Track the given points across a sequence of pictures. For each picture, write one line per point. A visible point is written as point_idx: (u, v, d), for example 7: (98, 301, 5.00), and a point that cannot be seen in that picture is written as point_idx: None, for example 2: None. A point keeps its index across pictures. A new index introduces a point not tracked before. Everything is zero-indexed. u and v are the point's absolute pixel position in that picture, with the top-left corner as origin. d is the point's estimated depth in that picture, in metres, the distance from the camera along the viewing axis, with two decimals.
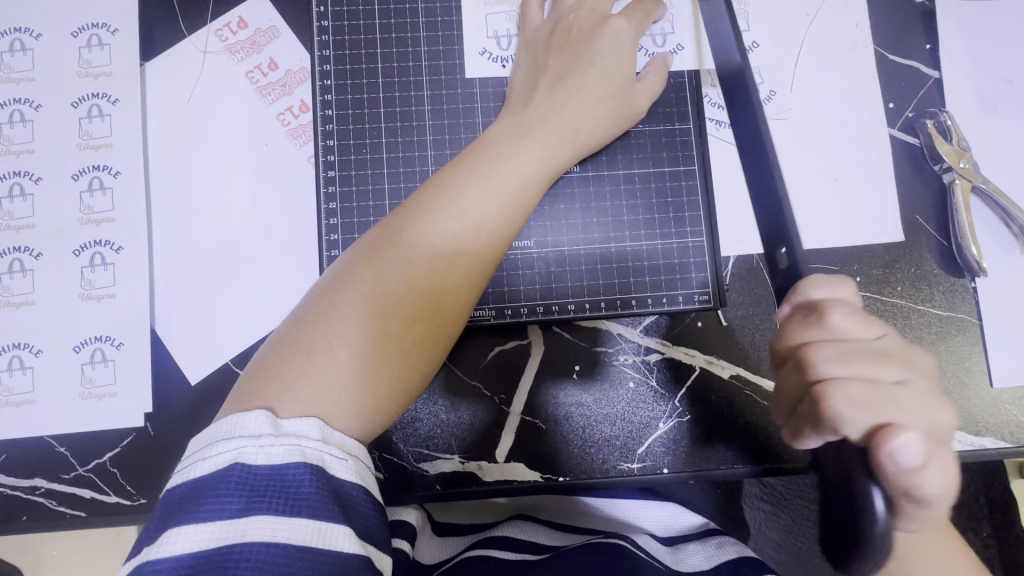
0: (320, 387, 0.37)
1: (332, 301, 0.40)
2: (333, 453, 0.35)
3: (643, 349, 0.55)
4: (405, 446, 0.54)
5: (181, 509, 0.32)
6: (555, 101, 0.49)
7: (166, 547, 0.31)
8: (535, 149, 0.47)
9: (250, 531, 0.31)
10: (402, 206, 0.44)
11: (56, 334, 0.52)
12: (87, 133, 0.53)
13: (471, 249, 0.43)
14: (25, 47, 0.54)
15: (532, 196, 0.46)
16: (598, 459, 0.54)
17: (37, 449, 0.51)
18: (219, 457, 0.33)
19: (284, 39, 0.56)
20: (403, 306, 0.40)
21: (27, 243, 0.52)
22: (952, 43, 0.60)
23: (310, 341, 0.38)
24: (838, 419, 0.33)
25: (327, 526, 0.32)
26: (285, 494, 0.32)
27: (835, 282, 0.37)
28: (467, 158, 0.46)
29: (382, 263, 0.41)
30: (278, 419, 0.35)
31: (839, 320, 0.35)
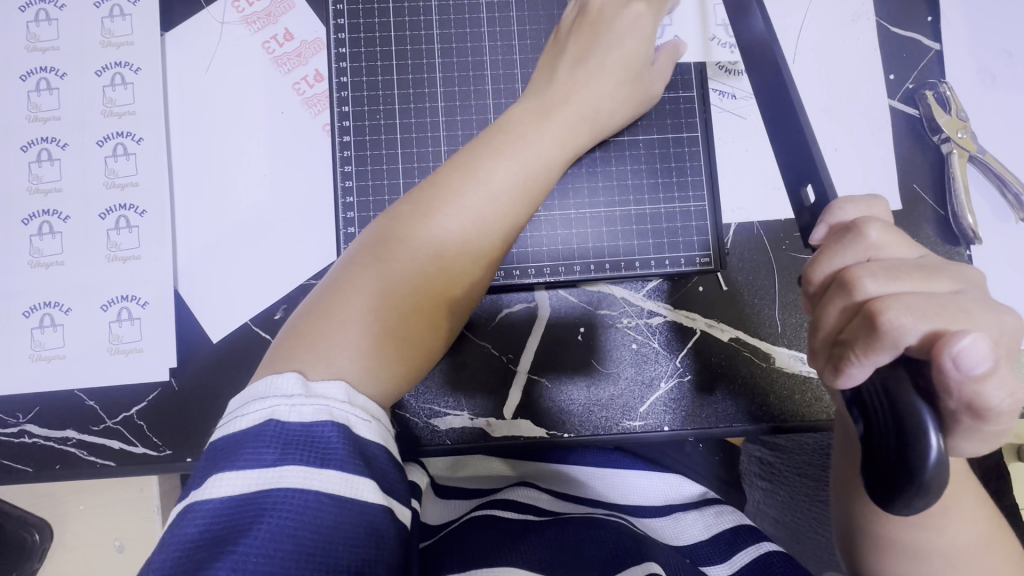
0: (351, 350, 0.39)
1: (361, 272, 0.42)
2: (358, 415, 0.36)
3: (645, 312, 0.57)
4: (417, 403, 0.56)
5: (222, 459, 0.34)
6: (575, 81, 0.50)
7: (209, 491, 0.33)
8: (556, 132, 0.48)
9: (285, 479, 0.33)
10: (426, 185, 0.46)
11: (84, 293, 0.54)
12: (111, 101, 0.55)
13: (493, 227, 0.45)
14: (50, 17, 0.56)
15: (549, 177, 0.49)
16: (603, 417, 0.56)
17: (68, 402, 0.53)
18: (255, 413, 0.35)
19: (299, 10, 0.57)
20: (424, 283, 0.43)
21: (55, 207, 0.54)
22: (953, 16, 0.61)
23: (339, 308, 0.41)
24: (898, 332, 0.29)
25: (353, 478, 0.34)
26: (315, 448, 0.34)
27: (870, 203, 0.35)
28: (489, 138, 0.48)
29: (409, 239, 0.44)
30: (307, 380, 0.37)
31: (878, 235, 0.33)
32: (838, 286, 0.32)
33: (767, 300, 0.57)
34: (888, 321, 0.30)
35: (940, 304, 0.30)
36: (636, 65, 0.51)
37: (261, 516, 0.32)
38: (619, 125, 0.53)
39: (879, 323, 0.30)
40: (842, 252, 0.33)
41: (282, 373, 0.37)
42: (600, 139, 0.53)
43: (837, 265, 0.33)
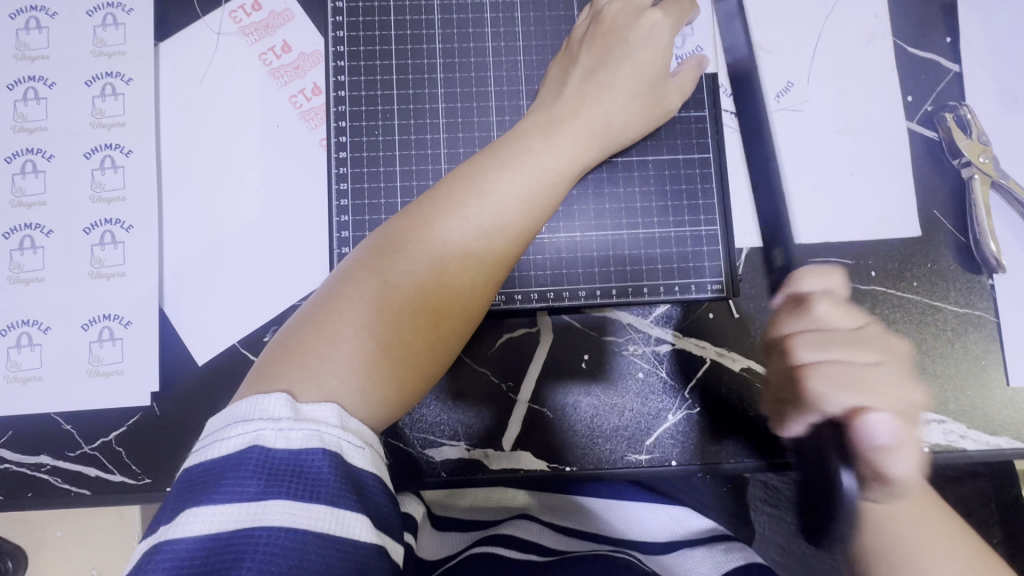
0: (343, 376, 0.37)
1: (355, 288, 0.40)
2: (351, 441, 0.34)
3: (653, 340, 0.54)
4: (411, 432, 0.53)
5: (200, 491, 0.31)
6: (589, 93, 0.48)
7: (182, 528, 0.30)
8: (567, 144, 0.46)
9: (267, 514, 0.30)
10: (428, 197, 0.44)
11: (64, 311, 0.51)
12: (100, 112, 0.53)
13: (498, 244, 0.43)
14: (40, 26, 0.54)
15: (559, 192, 0.46)
16: (606, 449, 0.53)
17: (43, 426, 0.51)
18: (239, 437, 0.33)
19: (298, 21, 0.56)
20: (425, 300, 0.40)
21: (38, 221, 0.52)
22: (974, 36, 0.59)
23: (333, 327, 0.38)
24: (847, 388, 0.42)
25: (345, 512, 0.31)
26: (304, 478, 0.31)
27: (826, 274, 0.55)
28: (495, 150, 0.46)
29: (408, 254, 0.41)
30: (297, 403, 0.35)
31: (823, 311, 0.53)
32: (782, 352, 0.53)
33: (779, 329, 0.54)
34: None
35: (887, 369, 0.41)
36: (651, 82, 0.50)
37: (239, 557, 0.29)
38: (632, 140, 0.51)
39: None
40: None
41: (270, 393, 0.35)
42: (609, 156, 0.51)
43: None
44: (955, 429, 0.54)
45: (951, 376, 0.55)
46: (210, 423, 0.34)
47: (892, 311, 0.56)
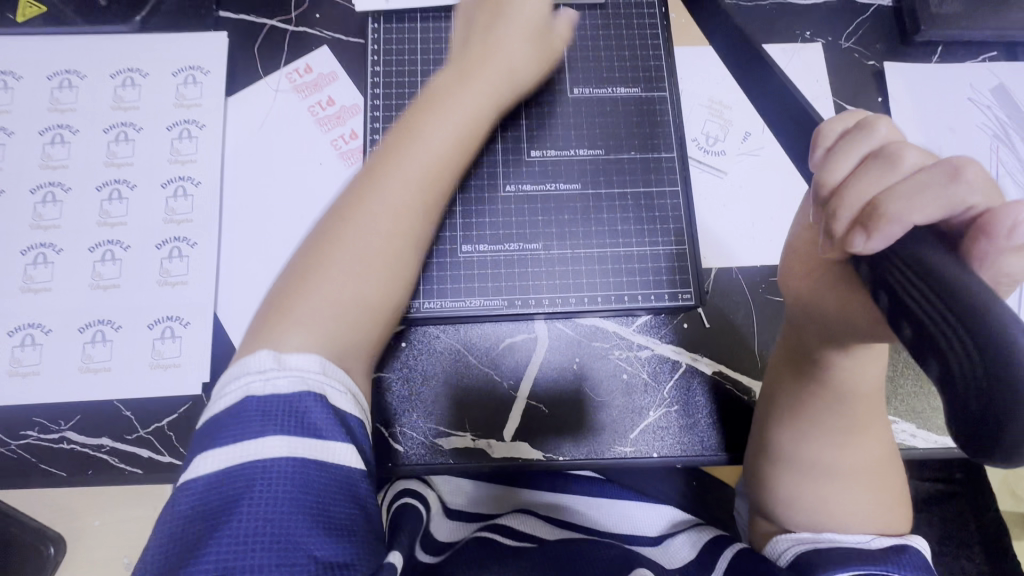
0: (320, 316, 0.48)
1: (340, 242, 0.51)
2: (335, 386, 0.44)
3: (635, 345, 0.62)
4: (422, 422, 0.60)
5: (211, 436, 0.40)
6: (489, 45, 0.62)
7: (199, 468, 0.39)
8: (457, 117, 0.57)
9: (269, 446, 0.39)
10: (365, 171, 0.54)
11: (134, 313, 0.60)
12: (177, 151, 0.65)
13: (421, 189, 0.54)
14: (134, 83, 0.67)
15: (481, 130, 0.59)
16: (593, 443, 0.60)
17: (107, 412, 0.59)
18: (235, 389, 0.42)
19: (341, 81, 0.68)
20: (407, 214, 0.53)
21: (119, 238, 0.62)
22: (901, 97, 0.71)
23: (325, 259, 0.50)
24: (895, 216, 0.34)
25: (331, 438, 0.41)
26: (294, 415, 0.41)
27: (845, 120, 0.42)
28: (388, 146, 0.56)
29: (354, 217, 0.52)
30: (280, 354, 0.44)
31: (885, 128, 0.39)
32: (837, 203, 0.38)
33: (743, 338, 0.63)
34: (963, 177, 0.34)
35: (927, 190, 0.34)
36: (539, 34, 0.64)
37: (248, 481, 0.38)
38: (530, 82, 0.64)
39: (906, 191, 0.35)
40: (857, 148, 0.39)
41: (257, 351, 0.44)
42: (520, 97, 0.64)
43: (866, 195, 0.37)
44: (908, 429, 0.61)
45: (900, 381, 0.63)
46: (218, 382, 0.44)
47: None
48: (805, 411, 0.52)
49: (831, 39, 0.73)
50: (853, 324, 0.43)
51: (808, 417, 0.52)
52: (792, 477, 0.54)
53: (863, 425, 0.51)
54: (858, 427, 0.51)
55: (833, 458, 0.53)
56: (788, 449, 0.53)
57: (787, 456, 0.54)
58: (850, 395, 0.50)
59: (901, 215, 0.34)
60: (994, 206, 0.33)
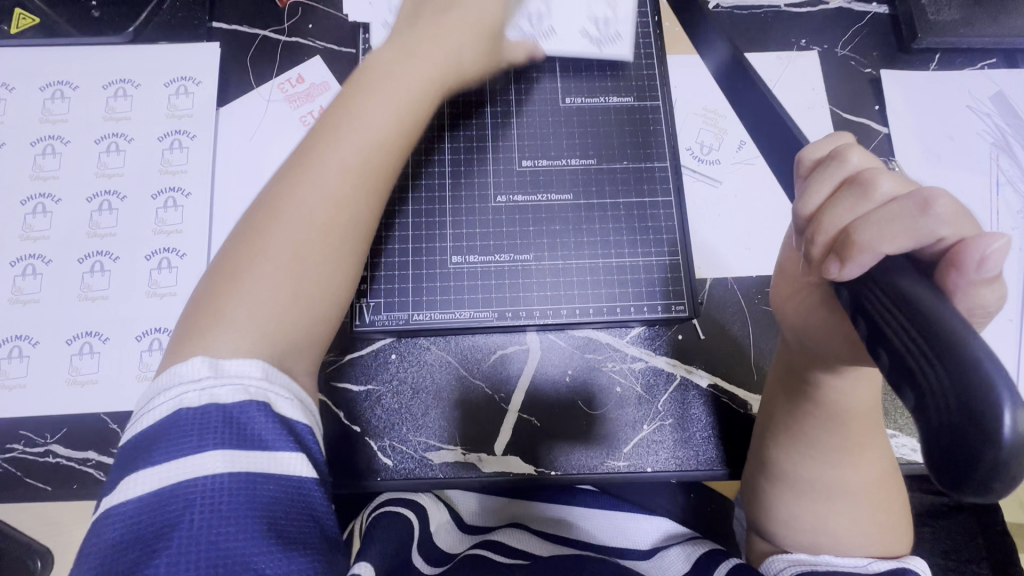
0: (251, 310, 0.45)
1: (271, 225, 0.48)
2: (279, 394, 0.42)
3: (629, 357, 0.61)
4: (414, 437, 0.59)
5: (141, 456, 0.38)
6: (436, 9, 0.58)
7: (131, 487, 0.37)
8: (406, 83, 0.54)
9: (206, 460, 0.38)
10: (309, 142, 0.51)
11: (122, 325, 0.60)
12: (167, 161, 0.65)
13: (377, 150, 0.51)
14: (126, 94, 0.67)
15: (434, 92, 0.56)
16: (586, 458, 0.59)
17: (94, 424, 0.58)
18: (166, 402, 0.40)
19: (333, 91, 0.68)
20: (360, 177, 0.50)
21: (109, 249, 0.62)
22: (898, 105, 0.70)
23: (257, 257, 0.47)
24: (870, 244, 0.32)
25: (278, 452, 0.39)
26: (231, 429, 0.39)
27: (830, 141, 0.40)
28: (315, 131, 0.51)
29: (301, 189, 0.48)
30: (216, 361, 0.42)
31: (860, 158, 0.36)
32: (813, 230, 0.36)
33: (740, 348, 0.62)
34: (934, 210, 0.31)
35: (900, 217, 0.32)
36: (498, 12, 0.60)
37: (186, 499, 0.36)
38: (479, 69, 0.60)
39: (877, 224, 0.33)
40: (828, 179, 0.37)
41: (191, 358, 0.42)
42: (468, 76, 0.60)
43: (840, 222, 0.35)
44: (907, 443, 0.58)
45: None
46: (146, 392, 0.41)
47: None
48: (802, 433, 0.50)
49: (827, 47, 0.72)
50: (838, 349, 0.42)
51: (804, 438, 0.50)
52: (792, 501, 0.53)
53: (862, 444, 0.50)
54: (856, 446, 0.50)
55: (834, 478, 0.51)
56: (789, 470, 0.52)
57: (785, 477, 0.52)
58: (843, 416, 0.48)
59: (872, 245, 0.32)
60: (967, 237, 0.31)
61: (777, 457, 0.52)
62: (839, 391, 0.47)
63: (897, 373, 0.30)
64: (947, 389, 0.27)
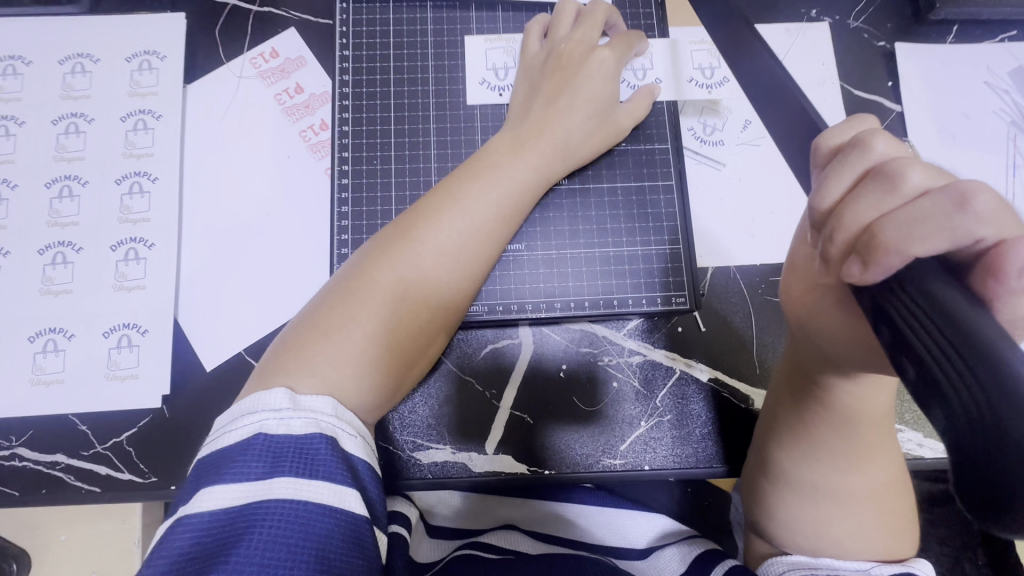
0: (335, 365, 0.43)
1: (350, 288, 0.46)
2: (346, 429, 0.40)
3: (626, 351, 0.58)
4: (401, 436, 0.56)
5: (214, 473, 0.36)
6: (550, 116, 0.54)
7: (200, 504, 0.34)
8: (531, 160, 0.52)
9: (275, 488, 0.35)
10: (412, 211, 0.50)
11: (88, 321, 0.56)
12: (132, 144, 0.60)
13: (471, 249, 0.49)
14: (84, 70, 0.62)
15: (523, 204, 0.52)
16: (579, 454, 0.56)
17: (62, 426, 0.55)
18: (245, 427, 0.38)
19: (309, 66, 0.63)
20: (448, 275, 0.49)
21: (71, 239, 0.58)
22: (912, 81, 0.66)
23: (328, 322, 0.44)
24: (896, 242, 0.28)
25: (343, 488, 0.36)
26: (307, 459, 0.36)
27: (853, 127, 0.36)
28: (464, 170, 0.52)
29: (394, 261, 0.47)
30: (295, 395, 0.40)
31: (886, 145, 0.32)
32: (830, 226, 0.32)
33: (743, 340, 0.59)
34: (972, 207, 0.27)
35: (930, 214, 0.28)
36: (607, 111, 0.56)
37: (253, 526, 0.33)
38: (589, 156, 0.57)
39: (910, 221, 0.28)
40: (849, 169, 0.33)
41: (271, 389, 0.40)
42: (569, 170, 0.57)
43: (862, 217, 0.31)
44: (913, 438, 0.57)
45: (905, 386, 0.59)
46: (224, 414, 0.40)
47: None
48: (807, 434, 0.48)
49: (839, 18, 0.67)
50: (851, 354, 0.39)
51: (811, 440, 0.48)
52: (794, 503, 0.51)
53: (866, 448, 0.47)
54: (862, 450, 0.47)
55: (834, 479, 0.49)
56: (791, 470, 0.50)
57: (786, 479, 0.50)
58: (854, 420, 0.46)
59: (898, 244, 0.28)
60: (1008, 240, 0.26)
61: (779, 455, 0.50)
62: (851, 394, 0.44)
63: (919, 386, 0.26)
64: (981, 407, 0.23)
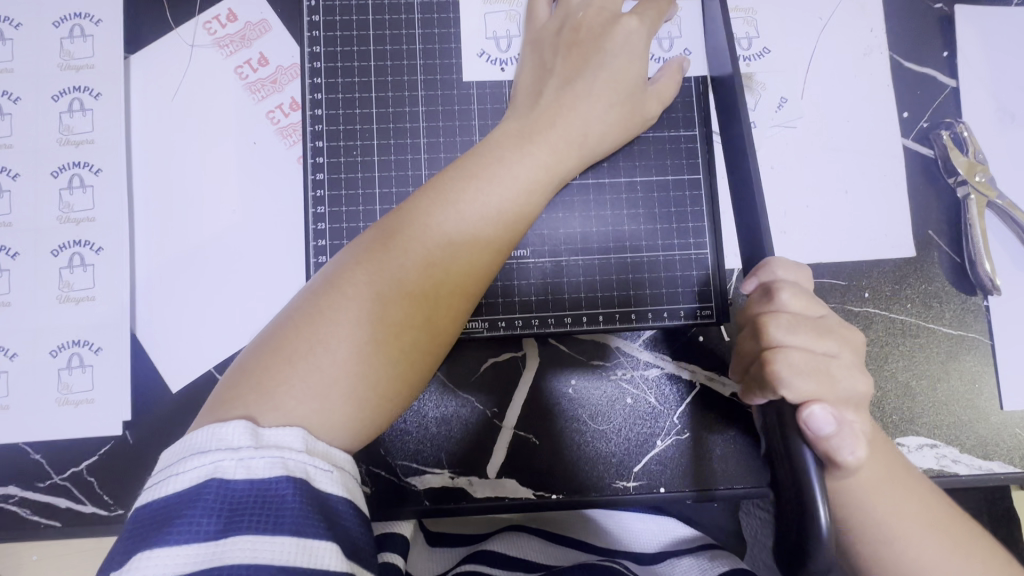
0: (301, 400, 0.35)
1: (319, 305, 0.38)
2: (319, 465, 0.33)
3: (642, 363, 0.53)
4: (393, 459, 0.51)
5: (155, 531, 0.30)
6: (563, 104, 0.46)
7: (138, 570, 0.29)
8: (541, 155, 0.44)
9: (229, 551, 0.29)
10: (399, 210, 0.42)
11: (32, 337, 0.49)
12: (68, 129, 0.51)
13: (468, 259, 0.41)
14: (4, 37, 0.52)
15: (535, 203, 0.44)
16: (593, 476, 0.52)
17: (12, 456, 0.49)
18: (195, 470, 0.31)
19: (275, 32, 0.54)
20: (439, 290, 0.40)
21: (4, 243, 0.50)
22: (972, 51, 0.58)
23: (293, 348, 0.36)
24: (778, 382, 0.37)
25: (312, 542, 0.30)
26: (268, 510, 0.30)
27: (794, 267, 0.41)
28: (462, 164, 0.43)
29: (374, 271, 0.39)
30: (258, 428, 0.33)
31: (788, 298, 0.39)
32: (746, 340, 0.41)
33: None
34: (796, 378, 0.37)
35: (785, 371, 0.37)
36: (627, 92, 0.47)
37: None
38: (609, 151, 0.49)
39: (768, 373, 0.38)
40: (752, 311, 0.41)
41: (228, 421, 0.33)
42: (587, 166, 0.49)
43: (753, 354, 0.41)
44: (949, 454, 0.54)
45: (940, 398, 0.55)
46: (166, 455, 0.33)
47: (885, 333, 0.55)
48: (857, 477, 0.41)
49: None
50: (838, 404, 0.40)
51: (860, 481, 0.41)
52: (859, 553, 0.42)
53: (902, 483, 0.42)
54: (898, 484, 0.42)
55: (897, 516, 0.41)
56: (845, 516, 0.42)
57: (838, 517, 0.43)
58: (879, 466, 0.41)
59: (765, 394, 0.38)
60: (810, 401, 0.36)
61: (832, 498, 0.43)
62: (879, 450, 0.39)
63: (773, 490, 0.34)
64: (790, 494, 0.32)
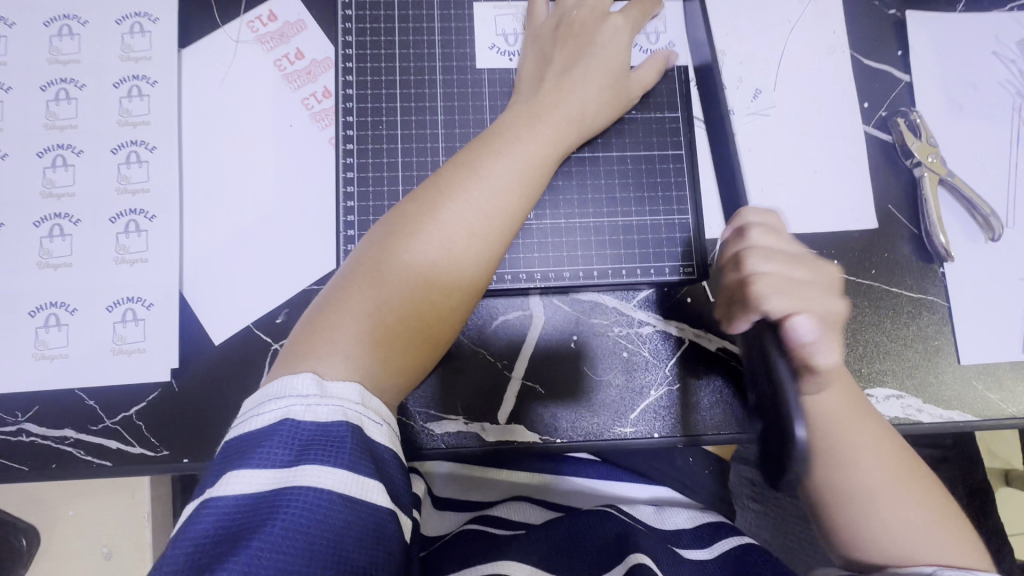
0: (350, 350, 0.41)
1: (358, 279, 0.44)
2: (371, 419, 0.38)
3: (636, 321, 0.59)
4: (412, 407, 0.56)
5: (239, 457, 0.35)
6: (564, 87, 0.53)
7: (226, 487, 0.34)
8: (544, 134, 0.51)
9: (300, 479, 0.34)
10: (423, 193, 0.47)
11: (90, 294, 0.55)
12: (127, 112, 0.58)
13: (490, 228, 0.47)
14: (72, 32, 0.59)
15: (542, 175, 0.50)
16: (596, 425, 0.57)
17: (70, 401, 0.54)
18: (272, 412, 0.36)
19: (310, 31, 0.61)
20: (467, 255, 0.46)
21: (67, 211, 0.56)
22: (923, 50, 0.66)
23: (338, 314, 0.42)
24: (760, 299, 0.45)
25: (366, 480, 0.35)
26: (332, 448, 0.35)
27: (766, 214, 0.49)
28: (475, 148, 0.49)
29: (407, 245, 0.45)
30: (322, 381, 0.38)
31: (760, 235, 0.47)
32: (731, 266, 0.48)
33: None
34: (773, 295, 0.45)
35: (791, 287, 0.45)
36: (614, 76, 0.55)
37: (276, 514, 0.33)
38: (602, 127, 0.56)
39: (752, 294, 0.46)
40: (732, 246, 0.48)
41: (298, 373, 0.38)
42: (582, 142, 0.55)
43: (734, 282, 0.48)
44: (913, 403, 0.60)
45: (904, 355, 0.61)
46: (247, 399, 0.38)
47: (852, 293, 0.61)
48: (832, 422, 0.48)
49: None
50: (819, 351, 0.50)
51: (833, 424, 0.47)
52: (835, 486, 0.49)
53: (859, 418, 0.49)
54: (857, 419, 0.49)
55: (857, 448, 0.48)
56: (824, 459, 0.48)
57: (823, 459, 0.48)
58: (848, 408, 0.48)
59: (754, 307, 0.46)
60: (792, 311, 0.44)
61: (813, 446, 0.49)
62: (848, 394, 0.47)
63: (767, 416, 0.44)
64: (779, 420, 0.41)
